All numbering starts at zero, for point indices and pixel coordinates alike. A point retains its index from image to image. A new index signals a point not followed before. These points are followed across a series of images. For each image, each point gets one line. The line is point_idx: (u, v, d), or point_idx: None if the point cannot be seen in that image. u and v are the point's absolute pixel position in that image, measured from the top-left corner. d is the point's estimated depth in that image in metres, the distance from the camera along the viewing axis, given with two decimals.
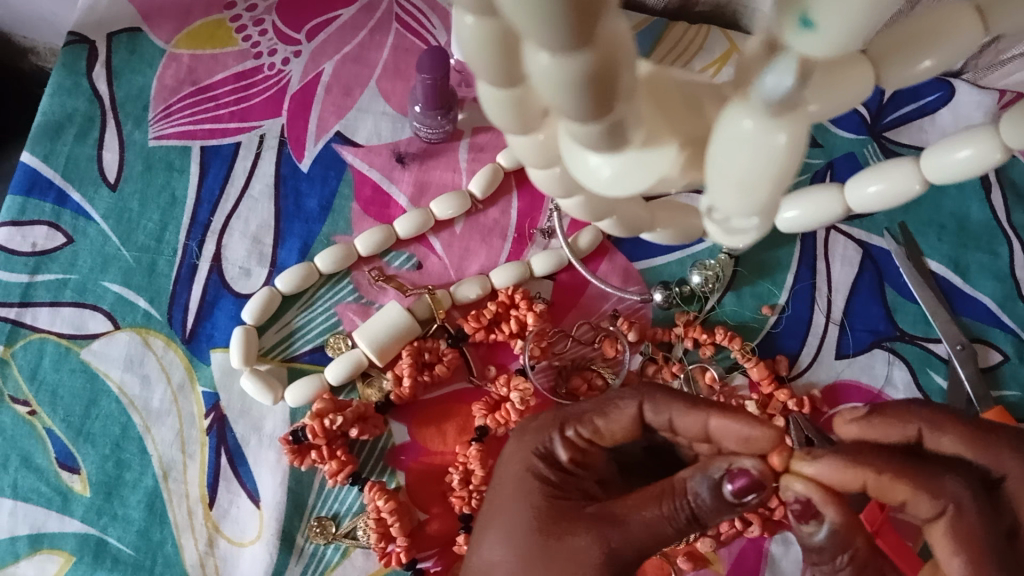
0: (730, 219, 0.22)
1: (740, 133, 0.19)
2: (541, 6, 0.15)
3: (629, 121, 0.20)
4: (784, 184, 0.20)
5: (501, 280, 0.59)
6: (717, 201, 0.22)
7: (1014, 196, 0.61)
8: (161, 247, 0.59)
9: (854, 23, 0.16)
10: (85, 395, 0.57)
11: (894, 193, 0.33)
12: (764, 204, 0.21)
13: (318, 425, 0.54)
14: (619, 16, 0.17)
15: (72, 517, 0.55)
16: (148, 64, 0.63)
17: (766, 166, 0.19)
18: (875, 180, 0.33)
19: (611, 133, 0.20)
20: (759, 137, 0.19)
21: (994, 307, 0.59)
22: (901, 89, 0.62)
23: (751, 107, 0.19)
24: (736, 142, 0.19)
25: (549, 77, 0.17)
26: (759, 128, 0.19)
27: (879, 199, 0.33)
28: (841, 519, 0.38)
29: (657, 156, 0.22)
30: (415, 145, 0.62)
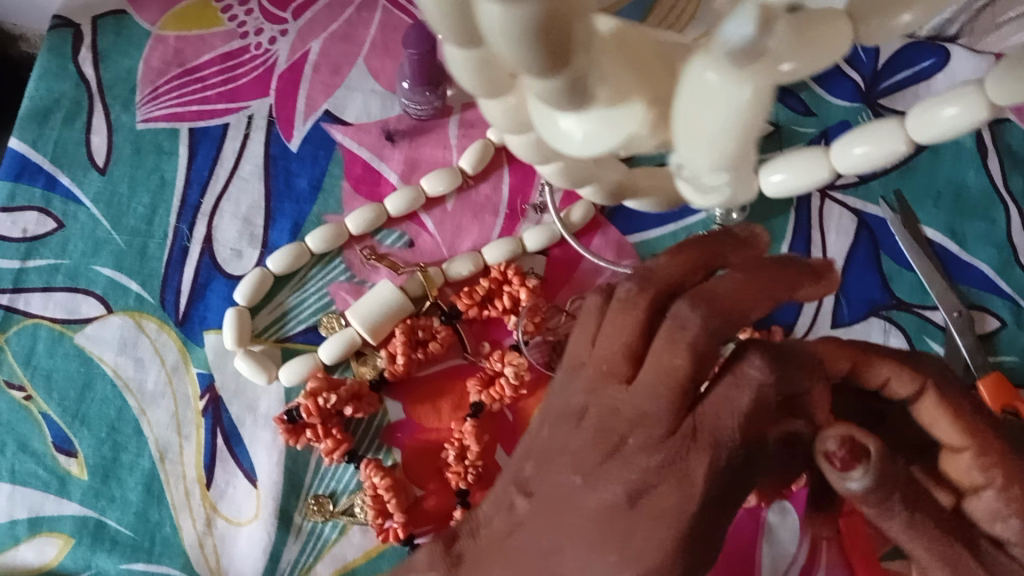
0: (700, 175, 0.22)
1: (703, 85, 0.18)
2: None
3: (591, 77, 0.19)
4: (751, 137, 0.20)
5: (494, 256, 0.58)
6: (687, 157, 0.21)
7: (1011, 162, 0.60)
8: (152, 230, 0.59)
9: None
10: (80, 379, 0.57)
11: (883, 154, 0.32)
12: (730, 159, 0.20)
13: (312, 403, 0.54)
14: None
15: (70, 500, 0.55)
16: (134, 46, 0.62)
17: (731, 119, 0.19)
18: (862, 141, 0.32)
19: (572, 90, 0.19)
20: (724, 91, 0.18)
21: (991, 274, 0.59)
22: (895, 55, 0.61)
23: (714, 57, 0.18)
24: (702, 95, 0.19)
25: (500, 29, 0.17)
26: (723, 81, 0.18)
27: (866, 161, 0.32)
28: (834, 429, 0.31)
29: (626, 114, 0.21)
30: (405, 122, 0.61)
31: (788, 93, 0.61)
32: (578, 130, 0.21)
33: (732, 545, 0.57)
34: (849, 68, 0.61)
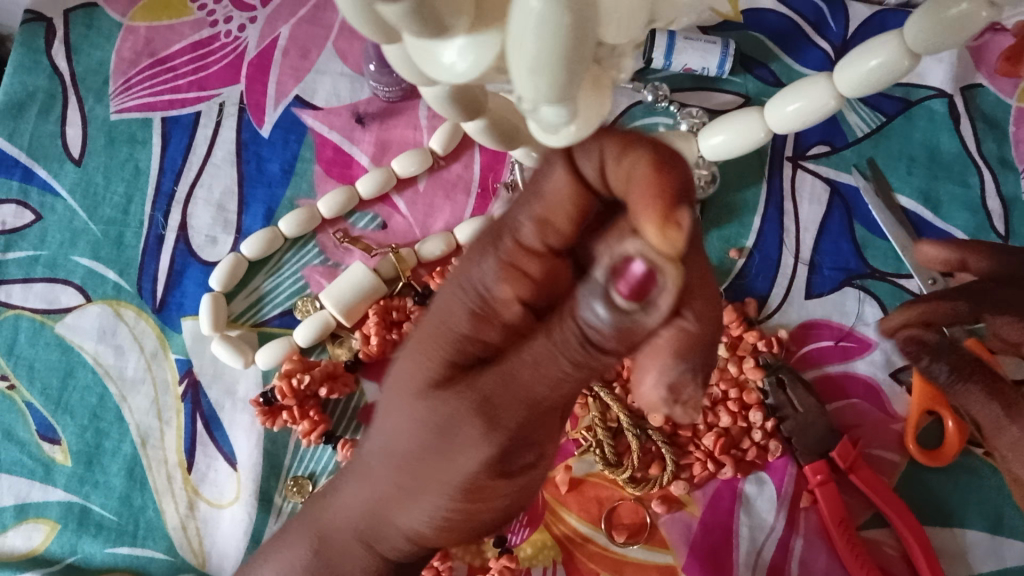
0: (538, 109, 0.22)
1: (529, 11, 0.19)
2: None
3: (440, 6, 0.20)
4: (578, 66, 0.20)
5: (465, 235, 0.58)
6: (522, 90, 0.21)
7: (984, 125, 0.60)
8: (128, 219, 0.60)
9: None
10: (62, 367, 0.58)
11: (812, 109, 0.39)
12: (556, 89, 0.21)
13: (287, 385, 0.55)
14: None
15: (55, 486, 0.56)
16: (106, 37, 0.62)
17: (551, 46, 0.19)
18: (795, 100, 0.40)
19: (423, 16, 0.20)
20: (547, 15, 0.19)
21: (967, 240, 0.59)
22: (865, 22, 0.61)
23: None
24: (528, 18, 0.19)
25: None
26: (545, 7, 0.19)
27: (798, 115, 0.40)
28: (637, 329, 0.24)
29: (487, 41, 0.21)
30: (375, 105, 0.62)
31: (757, 65, 0.61)
32: (454, 61, 0.22)
33: (710, 517, 0.56)
34: (819, 36, 0.61)
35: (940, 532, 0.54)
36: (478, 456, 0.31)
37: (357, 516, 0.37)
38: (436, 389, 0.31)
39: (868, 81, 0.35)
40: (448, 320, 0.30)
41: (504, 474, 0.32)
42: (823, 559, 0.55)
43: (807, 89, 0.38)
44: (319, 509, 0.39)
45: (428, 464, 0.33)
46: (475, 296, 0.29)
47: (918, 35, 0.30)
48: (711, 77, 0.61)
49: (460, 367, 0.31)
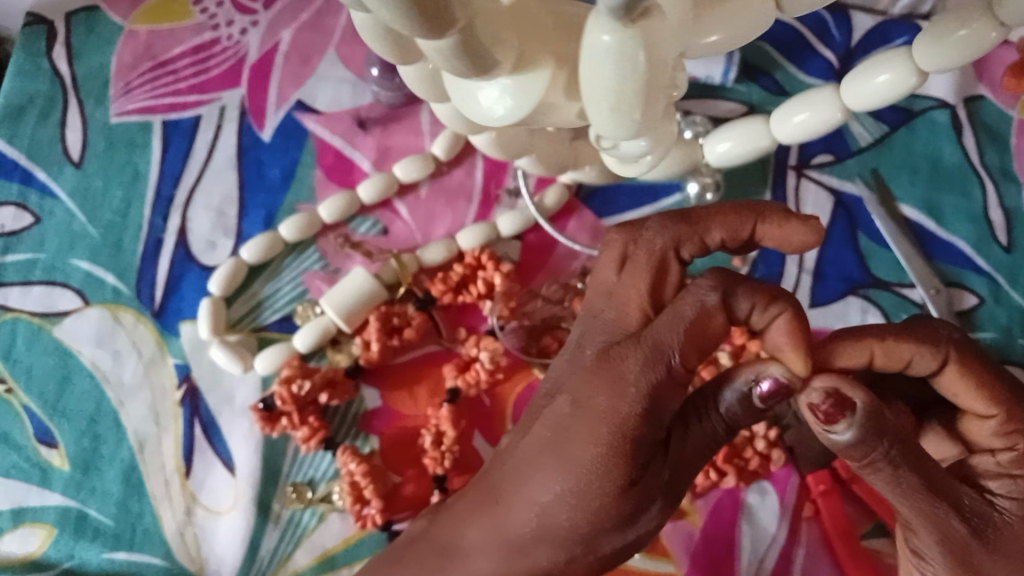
0: (617, 138, 0.26)
1: (601, 47, 0.22)
2: None
3: (485, 41, 0.23)
4: (649, 93, 0.24)
5: (468, 242, 0.58)
6: (600, 123, 0.25)
7: (986, 137, 0.60)
8: (127, 223, 0.60)
9: None
10: (59, 371, 0.57)
11: (816, 121, 0.40)
12: (634, 115, 0.24)
13: (287, 392, 0.54)
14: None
15: (52, 492, 0.56)
16: (107, 41, 0.62)
17: (629, 76, 0.23)
18: (800, 111, 0.40)
19: (467, 48, 0.23)
20: (618, 49, 0.22)
21: (969, 251, 0.58)
22: (868, 32, 0.60)
23: (603, 24, 0.22)
24: (601, 54, 0.23)
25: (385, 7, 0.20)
26: (614, 41, 0.22)
27: (802, 127, 0.41)
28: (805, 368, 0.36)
29: (535, 75, 0.26)
30: (377, 110, 0.61)
31: (761, 74, 0.61)
32: (496, 99, 0.27)
33: (711, 527, 0.56)
34: (822, 46, 0.61)
35: None
36: (625, 505, 0.39)
37: (512, 535, 0.41)
38: (606, 449, 0.37)
39: (882, 96, 0.36)
40: (622, 375, 0.37)
41: (632, 519, 0.40)
42: (824, 570, 0.55)
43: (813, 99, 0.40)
44: (429, 540, 0.45)
45: (594, 502, 0.38)
46: (648, 349, 0.36)
47: (929, 53, 0.33)
48: (716, 85, 0.61)
49: (630, 441, 0.37)
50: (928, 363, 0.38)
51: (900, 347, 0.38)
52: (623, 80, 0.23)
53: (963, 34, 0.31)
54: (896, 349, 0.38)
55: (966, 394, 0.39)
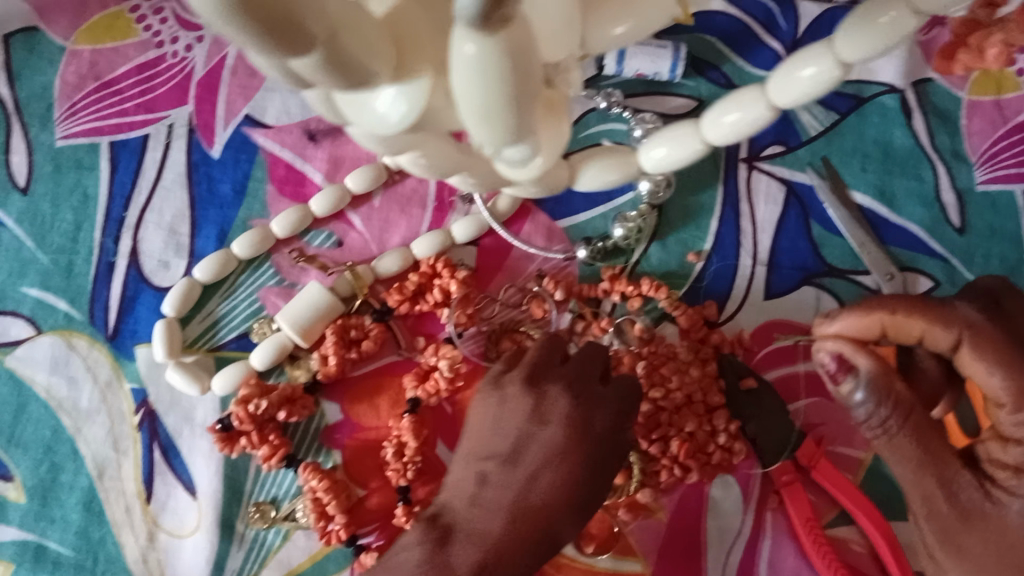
0: (501, 150, 0.23)
1: (466, 59, 0.19)
2: None
3: (356, 54, 0.20)
4: (526, 105, 0.20)
5: (422, 250, 0.58)
6: (479, 135, 0.22)
7: (936, 119, 0.60)
8: (78, 247, 0.59)
9: None
10: (13, 401, 0.57)
11: (748, 122, 0.35)
12: (513, 124, 0.21)
13: (243, 411, 0.54)
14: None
15: (10, 524, 0.55)
16: (48, 62, 0.61)
17: (498, 87, 0.19)
18: (730, 110, 0.35)
19: (337, 64, 0.20)
20: (484, 60, 0.18)
21: (922, 234, 0.59)
22: (814, 22, 0.61)
23: (465, 31, 0.18)
24: (466, 67, 0.19)
25: (212, 13, 0.17)
26: (481, 52, 0.18)
27: (734, 129, 0.35)
28: (873, 365, 0.41)
29: (417, 83, 0.22)
30: (326, 121, 0.61)
31: (709, 67, 0.61)
32: (390, 110, 0.22)
33: (678, 523, 0.56)
34: (769, 36, 0.61)
35: (906, 527, 0.54)
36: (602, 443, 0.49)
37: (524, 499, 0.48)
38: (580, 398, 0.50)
39: (802, 95, 0.31)
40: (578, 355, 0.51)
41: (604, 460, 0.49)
42: (791, 560, 0.55)
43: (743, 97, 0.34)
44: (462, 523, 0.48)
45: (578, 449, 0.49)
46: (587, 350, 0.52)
47: (848, 41, 0.28)
48: (664, 81, 0.61)
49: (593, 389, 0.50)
50: (943, 338, 0.41)
51: (911, 323, 0.41)
52: (492, 87, 0.19)
53: (885, 21, 0.27)
54: (905, 324, 0.41)
55: (983, 372, 0.39)
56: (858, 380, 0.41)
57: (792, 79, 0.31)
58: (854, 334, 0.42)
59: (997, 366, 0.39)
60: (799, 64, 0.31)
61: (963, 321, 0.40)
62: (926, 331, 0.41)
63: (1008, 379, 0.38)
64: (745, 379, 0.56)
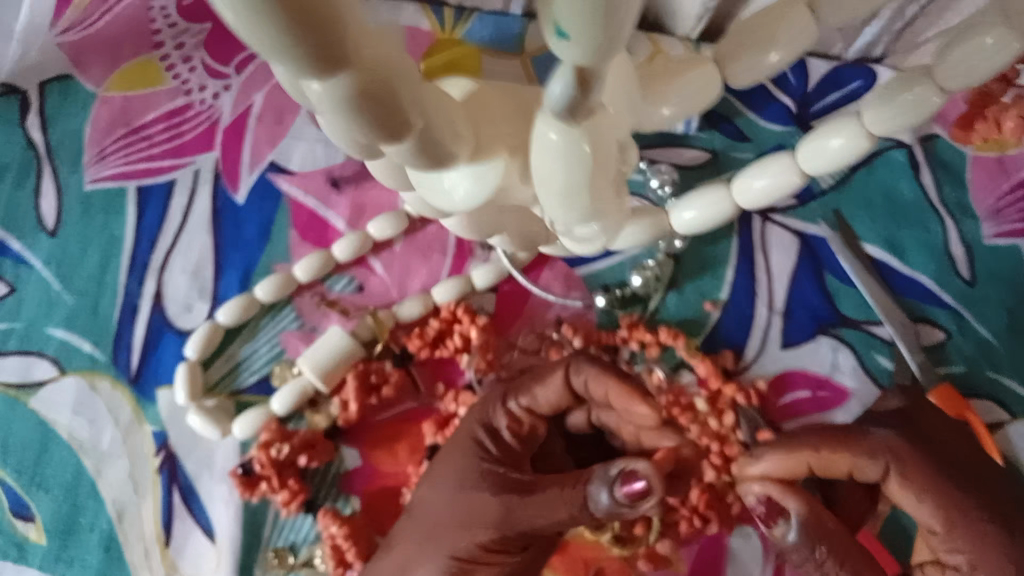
0: (572, 225, 0.26)
1: (550, 144, 0.22)
2: (285, 51, 0.17)
3: (443, 137, 0.23)
4: (600, 182, 0.23)
5: (442, 296, 0.59)
6: (553, 208, 0.25)
7: (943, 174, 0.61)
8: (103, 289, 0.60)
9: (602, 38, 0.17)
10: (36, 442, 0.57)
11: (778, 186, 0.38)
12: (588, 206, 0.24)
13: (265, 455, 0.55)
14: (380, 42, 0.19)
15: (29, 566, 0.55)
16: (80, 108, 0.63)
17: (576, 169, 0.22)
18: (760, 176, 0.39)
19: (425, 148, 0.22)
20: (565, 145, 0.22)
21: (932, 286, 0.59)
22: (825, 77, 0.62)
23: (552, 121, 0.22)
24: (551, 150, 0.22)
25: (329, 103, 0.19)
26: (563, 139, 0.22)
27: (763, 192, 0.39)
28: (802, 509, 0.48)
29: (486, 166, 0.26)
30: (349, 168, 0.62)
31: (723, 120, 0.62)
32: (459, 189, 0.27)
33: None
34: (781, 91, 0.62)
35: None
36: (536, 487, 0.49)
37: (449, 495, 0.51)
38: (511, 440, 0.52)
39: (831, 161, 0.34)
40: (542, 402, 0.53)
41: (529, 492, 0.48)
42: None
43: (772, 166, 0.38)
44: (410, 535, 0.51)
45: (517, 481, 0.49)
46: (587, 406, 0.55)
47: (874, 117, 0.31)
48: (679, 134, 0.62)
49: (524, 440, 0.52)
50: (873, 471, 0.48)
51: (839, 458, 0.49)
52: (576, 172, 0.23)
53: (909, 97, 0.29)
54: (837, 462, 0.49)
55: (914, 503, 0.47)
56: (788, 524, 0.48)
57: (823, 148, 0.34)
58: (779, 474, 0.50)
59: (928, 493, 0.46)
60: (826, 134, 0.34)
61: (881, 450, 0.48)
62: (854, 465, 0.49)
63: (937, 509, 0.46)
64: (760, 432, 0.55)
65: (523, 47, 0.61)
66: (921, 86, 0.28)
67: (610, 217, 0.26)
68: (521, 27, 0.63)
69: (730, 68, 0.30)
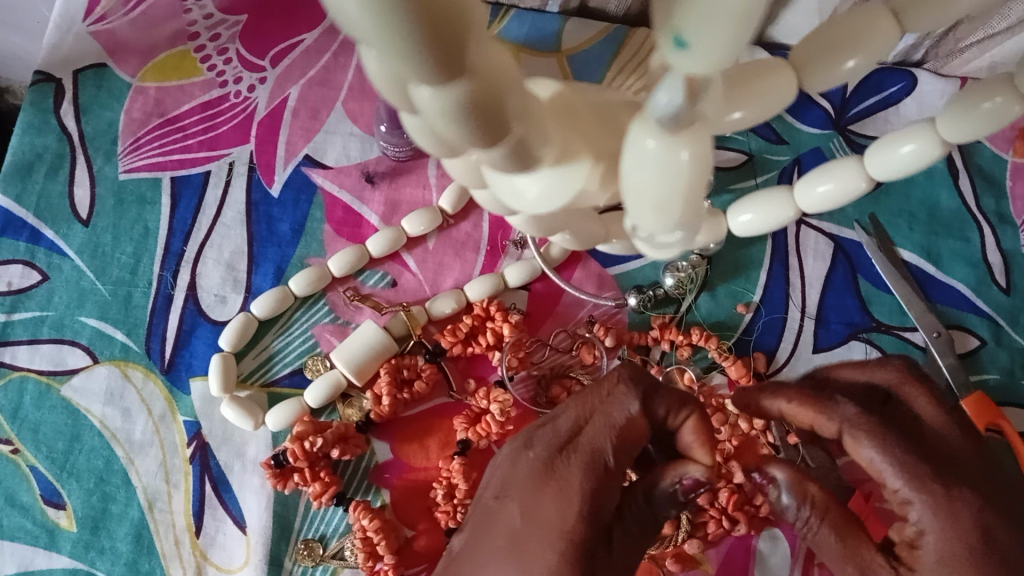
0: (656, 233, 0.24)
1: (645, 151, 0.21)
2: (407, 50, 0.15)
3: (533, 142, 0.21)
4: (694, 197, 0.22)
5: (476, 293, 0.59)
6: (641, 220, 0.23)
7: (982, 181, 0.61)
8: (136, 279, 0.60)
9: (728, 43, 0.16)
10: (68, 431, 0.57)
11: (845, 192, 0.33)
12: (679, 217, 0.23)
13: (299, 448, 0.54)
14: (490, 45, 0.18)
15: (60, 554, 0.55)
16: (115, 98, 0.63)
17: (672, 180, 0.21)
18: (825, 181, 0.34)
19: (517, 153, 0.21)
20: (662, 155, 0.20)
21: (968, 293, 0.59)
22: (864, 82, 0.62)
23: (650, 127, 0.20)
24: (645, 159, 0.21)
25: (434, 110, 0.18)
26: (661, 147, 0.20)
27: (829, 198, 0.34)
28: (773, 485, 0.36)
29: (574, 167, 0.24)
30: (384, 164, 0.62)
31: (759, 122, 0.62)
32: (534, 190, 0.24)
33: None
34: (819, 95, 0.62)
35: None
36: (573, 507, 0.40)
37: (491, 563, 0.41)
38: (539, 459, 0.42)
39: (901, 171, 0.30)
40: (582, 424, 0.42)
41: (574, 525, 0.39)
42: None
43: (838, 169, 0.33)
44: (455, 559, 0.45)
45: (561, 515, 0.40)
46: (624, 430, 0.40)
47: (951, 124, 0.27)
48: (715, 135, 0.62)
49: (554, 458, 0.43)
50: None
51: None
52: (670, 181, 0.21)
53: (988, 106, 0.26)
54: None
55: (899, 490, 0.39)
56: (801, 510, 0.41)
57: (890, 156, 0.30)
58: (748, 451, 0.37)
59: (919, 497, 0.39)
60: (898, 140, 0.30)
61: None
62: None
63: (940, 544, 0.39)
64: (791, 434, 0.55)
65: (560, 45, 0.63)
66: (1001, 96, 0.25)
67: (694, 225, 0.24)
68: (559, 25, 0.63)
69: (812, 74, 0.27)
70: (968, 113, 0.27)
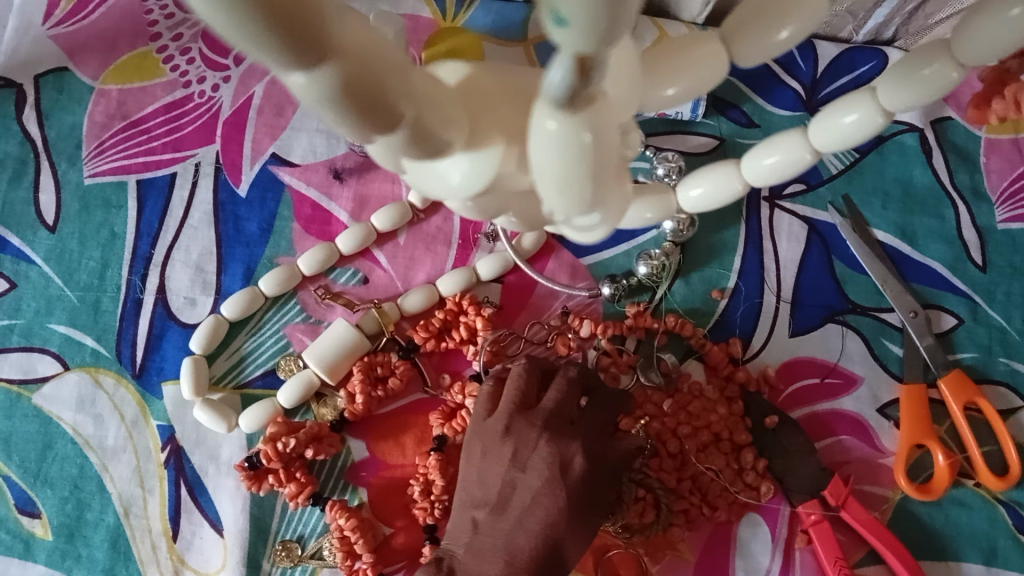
0: (572, 215, 0.24)
1: (547, 133, 0.20)
2: (256, 32, 0.15)
3: (434, 125, 0.21)
4: (601, 177, 0.22)
5: (448, 288, 0.58)
6: (552, 202, 0.23)
7: (955, 158, 0.61)
8: (105, 284, 0.59)
9: (608, 19, 0.15)
10: (40, 439, 0.57)
11: (790, 164, 0.33)
12: (587, 197, 0.22)
13: (272, 449, 0.54)
14: (362, 27, 0.18)
15: (36, 563, 0.55)
16: (77, 101, 0.62)
17: (576, 161, 0.20)
18: (770, 153, 0.33)
19: (419, 138, 0.21)
20: (564, 135, 0.20)
21: (944, 271, 0.59)
22: (835, 61, 0.61)
23: (549, 108, 0.19)
24: (548, 140, 0.20)
25: (311, 97, 0.17)
26: (561, 129, 0.20)
27: (775, 171, 0.33)
28: None
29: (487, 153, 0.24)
30: (352, 159, 0.62)
31: (729, 106, 0.62)
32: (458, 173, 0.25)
33: (706, 563, 0.55)
34: (789, 76, 0.62)
35: (934, 565, 0.54)
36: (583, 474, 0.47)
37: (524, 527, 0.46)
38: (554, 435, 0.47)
39: (842, 140, 0.30)
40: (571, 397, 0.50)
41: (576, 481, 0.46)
42: None
43: (780, 141, 0.32)
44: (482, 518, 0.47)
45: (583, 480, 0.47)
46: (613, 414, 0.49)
47: (889, 92, 0.27)
48: (686, 121, 0.61)
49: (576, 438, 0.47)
50: None
51: None
52: (574, 162, 0.20)
53: (929, 72, 0.25)
54: None
55: None
56: None
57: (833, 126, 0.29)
58: None
59: None
60: (840, 111, 0.29)
61: None
62: None
63: None
64: (767, 416, 0.55)
65: (526, 34, 0.62)
66: (938, 62, 0.25)
67: (611, 206, 0.24)
68: (525, 14, 0.63)
69: (741, 47, 0.27)
70: (907, 79, 0.26)
